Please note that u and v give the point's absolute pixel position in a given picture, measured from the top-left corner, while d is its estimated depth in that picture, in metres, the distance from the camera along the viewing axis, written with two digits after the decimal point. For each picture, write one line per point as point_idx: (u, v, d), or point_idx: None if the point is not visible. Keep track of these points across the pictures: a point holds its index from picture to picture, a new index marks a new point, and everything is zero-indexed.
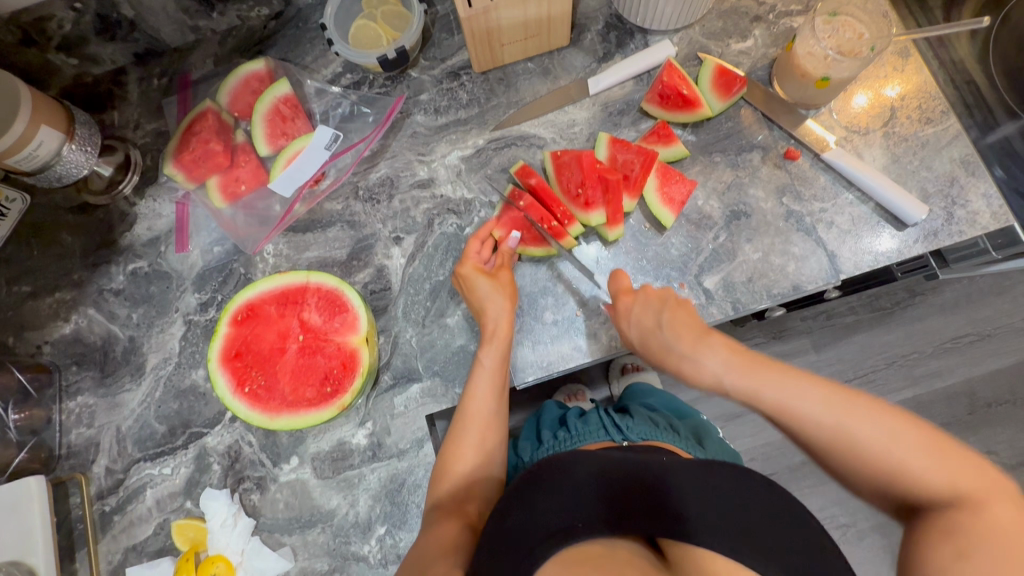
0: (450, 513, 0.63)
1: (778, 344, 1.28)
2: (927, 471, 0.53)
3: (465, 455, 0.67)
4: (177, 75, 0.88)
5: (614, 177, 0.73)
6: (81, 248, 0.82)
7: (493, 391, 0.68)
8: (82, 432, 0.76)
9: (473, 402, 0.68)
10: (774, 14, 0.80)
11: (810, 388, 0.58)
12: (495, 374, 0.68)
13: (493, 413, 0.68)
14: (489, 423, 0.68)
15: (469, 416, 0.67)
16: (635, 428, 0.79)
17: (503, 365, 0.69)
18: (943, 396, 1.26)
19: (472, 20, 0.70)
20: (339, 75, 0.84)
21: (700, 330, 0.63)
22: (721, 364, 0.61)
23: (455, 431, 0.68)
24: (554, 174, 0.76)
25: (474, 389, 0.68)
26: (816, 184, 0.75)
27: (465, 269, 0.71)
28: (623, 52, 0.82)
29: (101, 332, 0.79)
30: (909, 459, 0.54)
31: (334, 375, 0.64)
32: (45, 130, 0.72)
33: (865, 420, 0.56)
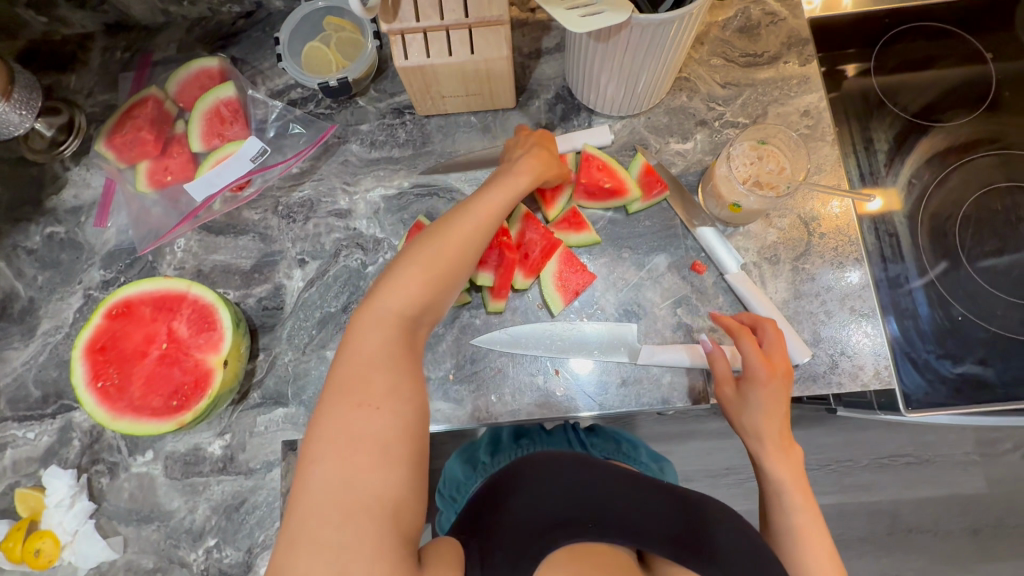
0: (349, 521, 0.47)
1: (712, 425, 1.25)
2: (807, 562, 0.60)
3: (346, 399, 0.52)
4: (141, 51, 0.90)
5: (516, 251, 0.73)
6: (7, 201, 0.85)
7: (364, 394, 0.52)
8: None
9: (359, 350, 0.54)
10: (721, 121, 0.80)
11: (797, 466, 0.64)
12: (397, 320, 0.56)
13: (385, 378, 0.53)
14: (362, 445, 0.50)
15: (354, 352, 0.54)
16: (596, 445, 0.85)
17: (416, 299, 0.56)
18: (863, 512, 1.24)
19: (409, 72, 0.71)
20: (290, 87, 0.86)
21: (772, 375, 0.64)
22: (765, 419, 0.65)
23: (316, 425, 0.51)
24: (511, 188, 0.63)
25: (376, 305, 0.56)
26: (715, 301, 0.75)
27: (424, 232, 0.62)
28: (565, 126, 0.82)
29: (5, 286, 0.82)
30: (803, 548, 0.61)
31: (183, 391, 0.65)
32: None
33: (801, 504, 0.62)
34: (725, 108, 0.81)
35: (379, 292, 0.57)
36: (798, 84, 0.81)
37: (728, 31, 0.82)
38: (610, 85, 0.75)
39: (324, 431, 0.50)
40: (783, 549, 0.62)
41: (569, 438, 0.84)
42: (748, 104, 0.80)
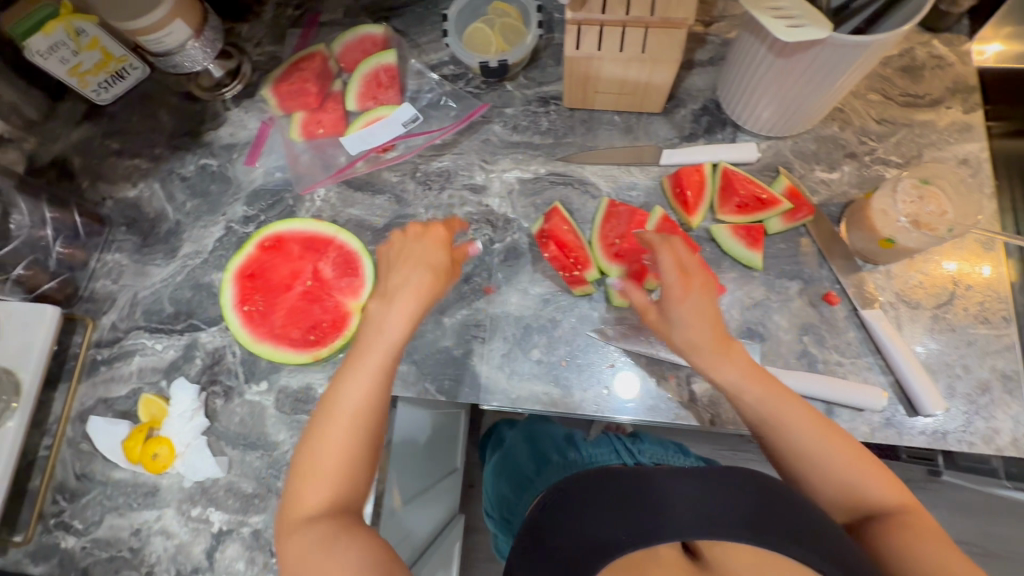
0: (336, 512, 0.55)
1: None
2: (861, 486, 0.57)
3: (344, 414, 0.58)
4: (309, 11, 0.95)
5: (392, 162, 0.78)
6: (171, 130, 0.92)
7: (361, 415, 0.58)
8: (106, 284, 0.84)
9: (356, 372, 0.59)
10: (871, 157, 0.79)
11: (836, 440, 0.58)
12: (387, 352, 0.59)
13: (374, 394, 0.58)
14: (352, 445, 0.57)
15: (354, 374, 0.59)
16: (643, 451, 0.86)
17: (407, 326, 0.60)
18: None
19: (575, 62, 0.73)
20: (444, 63, 0.89)
21: (725, 339, 0.61)
22: (760, 406, 0.59)
23: (311, 446, 0.58)
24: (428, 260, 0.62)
25: (384, 324, 0.60)
26: (844, 336, 0.73)
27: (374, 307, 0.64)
28: (709, 138, 0.82)
29: (157, 207, 0.88)
30: (843, 470, 0.57)
31: (321, 328, 0.67)
32: (179, 25, 0.77)
33: (831, 443, 0.58)
34: (878, 144, 0.79)
35: (376, 317, 0.61)
36: (959, 131, 0.78)
37: (891, 68, 0.81)
38: (770, 105, 0.75)
39: (330, 437, 0.57)
40: (833, 483, 0.57)
41: (616, 450, 0.84)
42: (902, 143, 0.79)
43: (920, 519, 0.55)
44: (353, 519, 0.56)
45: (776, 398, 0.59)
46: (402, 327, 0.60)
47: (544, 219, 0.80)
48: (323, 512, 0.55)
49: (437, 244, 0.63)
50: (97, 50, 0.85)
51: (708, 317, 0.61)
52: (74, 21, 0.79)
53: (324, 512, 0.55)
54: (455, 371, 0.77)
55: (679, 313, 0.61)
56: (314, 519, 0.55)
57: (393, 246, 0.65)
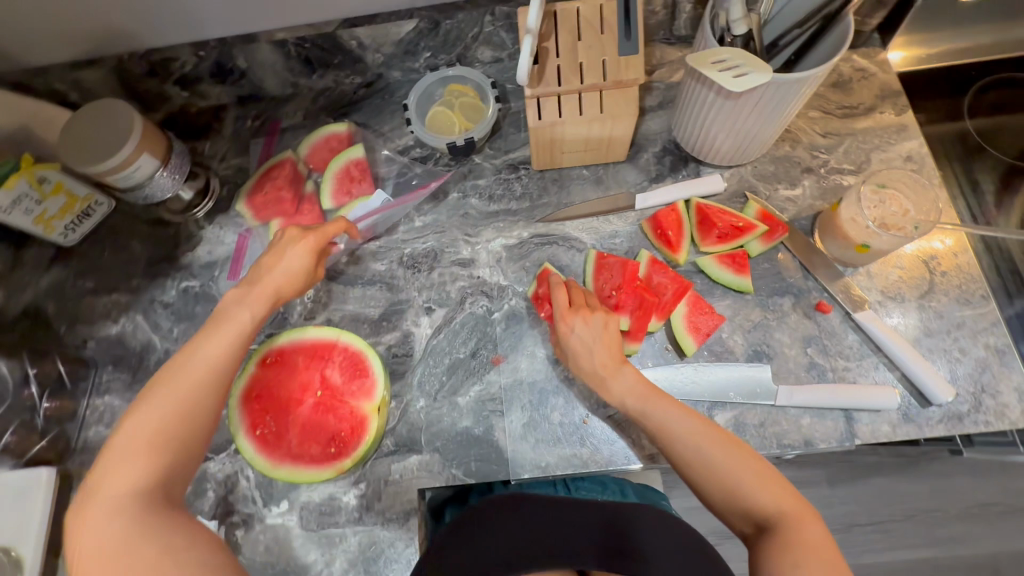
0: (155, 494, 0.53)
1: (799, 471, 1.21)
2: (752, 497, 0.59)
3: (152, 427, 0.55)
4: (269, 120, 0.98)
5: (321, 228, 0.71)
6: (146, 258, 0.90)
7: (178, 415, 0.56)
8: (100, 430, 0.81)
9: (183, 376, 0.58)
10: (826, 168, 0.84)
11: (751, 463, 0.61)
12: (210, 370, 0.59)
13: (199, 401, 0.57)
14: (180, 456, 0.56)
15: (177, 365, 0.59)
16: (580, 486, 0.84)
17: (229, 352, 0.61)
18: (964, 565, 1.17)
19: (540, 130, 0.76)
20: (410, 147, 0.92)
21: (617, 357, 0.69)
22: (663, 420, 0.64)
23: (121, 444, 0.54)
24: (275, 295, 0.66)
25: (193, 353, 0.60)
26: (844, 340, 0.76)
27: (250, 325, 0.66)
28: (675, 176, 0.86)
29: (142, 339, 0.85)
30: (733, 475, 0.60)
31: (341, 437, 0.67)
32: (146, 158, 0.78)
33: (721, 452, 0.61)
34: (829, 155, 0.85)
35: (195, 344, 0.61)
36: (897, 132, 0.85)
37: (823, 86, 0.88)
38: (726, 139, 0.79)
39: (128, 435, 0.55)
40: (726, 490, 0.60)
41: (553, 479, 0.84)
42: (850, 151, 0.85)
43: (809, 533, 0.56)
44: (168, 500, 0.54)
45: (693, 428, 0.63)
46: (221, 348, 0.61)
47: (536, 282, 0.81)
48: (147, 493, 0.53)
49: (293, 276, 0.68)
50: (61, 194, 0.84)
51: (594, 341, 0.69)
52: (36, 172, 0.79)
53: (138, 493, 0.53)
54: (479, 450, 0.75)
55: (581, 338, 0.70)
56: (131, 504, 0.52)
57: (248, 282, 0.67)
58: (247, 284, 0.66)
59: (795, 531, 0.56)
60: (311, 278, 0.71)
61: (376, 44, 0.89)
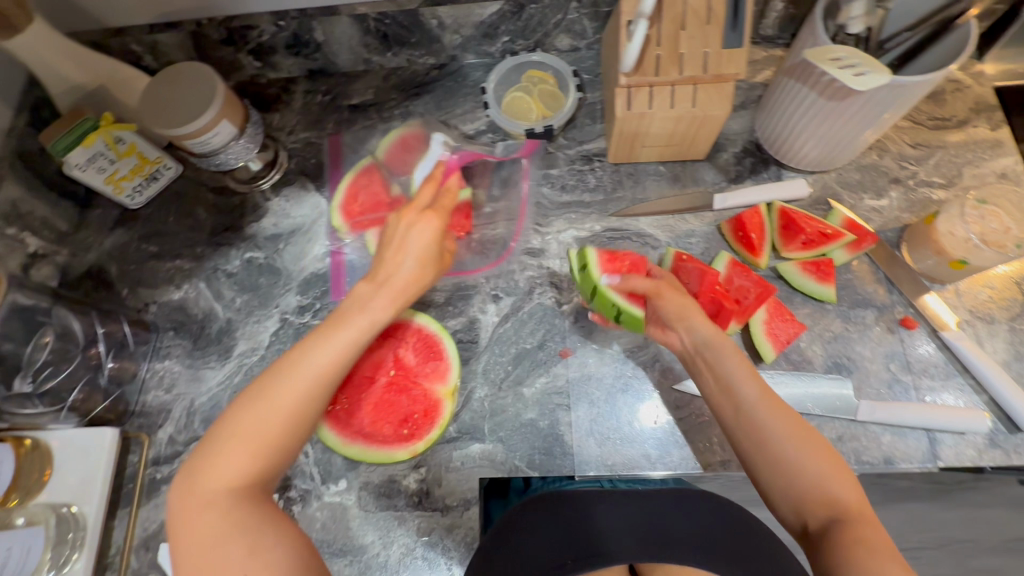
0: (254, 491, 0.53)
1: None
2: (818, 482, 0.57)
3: (258, 429, 0.54)
4: (339, 95, 0.97)
5: (418, 195, 0.65)
6: (211, 227, 0.90)
7: (286, 418, 0.54)
8: (158, 395, 0.80)
9: (294, 379, 0.55)
10: (915, 180, 0.81)
11: (827, 454, 0.59)
12: (320, 380, 0.56)
13: (309, 407, 0.55)
14: (277, 459, 0.54)
15: (299, 353, 0.57)
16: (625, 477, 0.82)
17: (338, 364, 0.57)
18: None
19: (627, 120, 0.74)
20: (481, 132, 0.91)
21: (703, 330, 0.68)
22: (753, 399, 0.62)
23: (224, 437, 0.53)
24: (398, 297, 0.61)
25: (304, 357, 0.57)
26: (928, 359, 0.73)
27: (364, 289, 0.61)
28: (755, 178, 0.84)
29: (205, 307, 0.85)
30: (799, 460, 0.58)
31: (414, 419, 0.71)
32: (225, 125, 0.77)
33: (796, 435, 0.59)
34: (918, 167, 0.82)
35: (308, 348, 0.57)
36: (990, 147, 0.82)
37: None
38: (815, 145, 0.77)
39: (241, 428, 0.54)
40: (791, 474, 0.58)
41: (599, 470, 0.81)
42: (941, 164, 0.82)
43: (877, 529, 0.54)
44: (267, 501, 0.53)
45: (772, 408, 0.61)
46: (338, 356, 0.57)
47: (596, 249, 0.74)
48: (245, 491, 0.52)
49: (414, 282, 0.63)
50: (134, 155, 0.84)
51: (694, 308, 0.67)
52: (114, 131, 0.79)
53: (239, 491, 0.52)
54: (544, 443, 0.74)
55: (665, 315, 0.68)
56: (231, 500, 0.51)
57: (375, 278, 0.62)
58: (373, 283, 0.61)
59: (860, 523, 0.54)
60: (439, 259, 0.65)
61: (457, 24, 0.87)
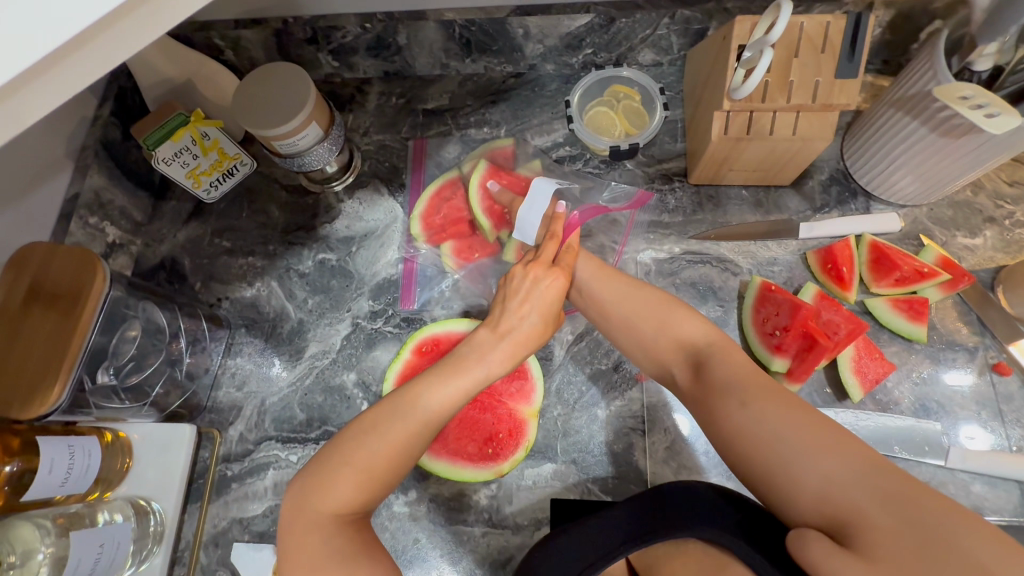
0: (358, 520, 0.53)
1: None
2: (829, 482, 0.44)
3: (369, 462, 0.54)
4: (413, 99, 0.96)
5: (544, 250, 0.64)
6: (284, 225, 0.90)
7: (393, 451, 0.55)
8: (230, 392, 0.81)
9: (408, 416, 0.56)
10: (1010, 220, 0.79)
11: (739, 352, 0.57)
12: (434, 418, 0.56)
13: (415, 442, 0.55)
14: (379, 492, 0.55)
15: (416, 388, 0.57)
16: None
17: (454, 404, 0.57)
18: None
19: (723, 143, 0.73)
20: (558, 145, 0.90)
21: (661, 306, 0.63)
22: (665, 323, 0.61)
23: (336, 463, 0.54)
24: (519, 351, 0.60)
25: (420, 395, 0.57)
26: (1022, 408, 0.71)
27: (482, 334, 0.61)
28: (841, 209, 0.82)
29: (277, 306, 0.85)
30: (789, 445, 0.47)
31: (498, 439, 0.73)
32: (313, 127, 0.77)
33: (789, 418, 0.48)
34: (1014, 207, 0.79)
35: (426, 387, 0.57)
36: None
37: None
38: (913, 179, 0.75)
39: (354, 456, 0.54)
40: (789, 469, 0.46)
41: None
42: None
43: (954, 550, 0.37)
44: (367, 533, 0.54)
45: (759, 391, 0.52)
46: (453, 398, 0.57)
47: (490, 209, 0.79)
48: (349, 521, 0.53)
49: (535, 336, 0.61)
50: (215, 151, 0.85)
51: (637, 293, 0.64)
52: (202, 126, 0.81)
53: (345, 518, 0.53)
54: (617, 467, 0.73)
55: (583, 280, 0.66)
56: (337, 527, 0.52)
57: (497, 327, 0.61)
58: (492, 331, 0.60)
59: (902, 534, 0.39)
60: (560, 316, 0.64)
61: (542, 34, 0.86)
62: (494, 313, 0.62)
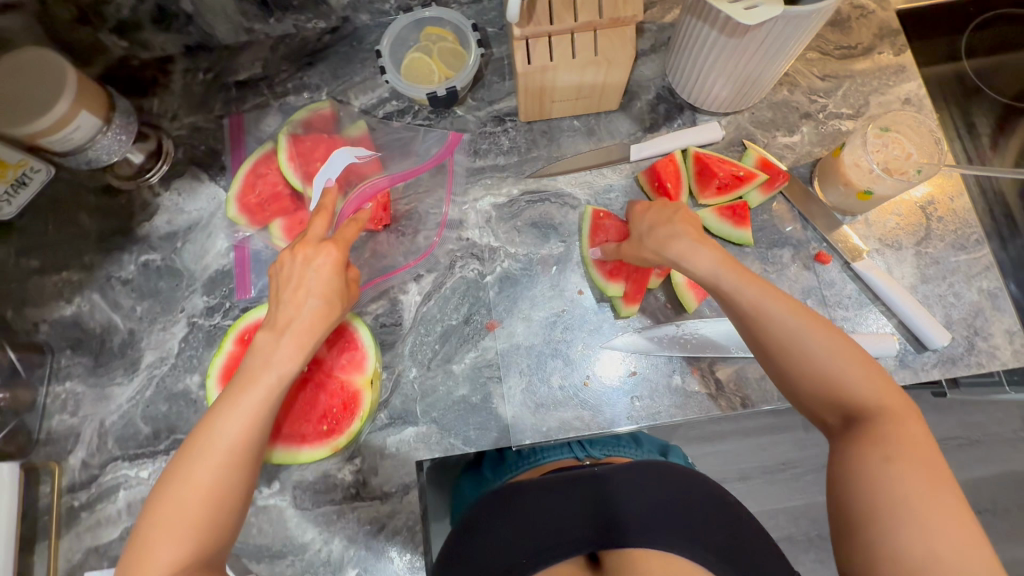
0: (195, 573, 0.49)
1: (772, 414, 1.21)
2: (856, 393, 0.53)
3: (180, 511, 0.50)
4: (224, 72, 0.87)
5: (309, 228, 0.63)
6: (97, 231, 0.82)
7: (205, 497, 0.51)
8: (64, 419, 0.75)
9: (209, 454, 0.52)
10: (824, 113, 0.81)
11: (842, 346, 0.54)
12: (235, 447, 0.52)
13: (227, 482, 0.52)
14: (212, 538, 0.51)
15: (207, 426, 0.53)
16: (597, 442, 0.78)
17: (252, 426, 0.54)
18: None
19: (529, 76, 0.70)
20: (385, 100, 0.85)
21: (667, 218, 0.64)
22: (759, 302, 0.56)
23: (148, 526, 0.50)
24: (305, 341, 0.58)
25: (216, 424, 0.53)
26: (843, 291, 0.75)
27: (261, 337, 0.58)
28: (670, 126, 0.82)
29: (102, 319, 0.78)
30: (797, 335, 0.54)
31: (333, 414, 0.69)
32: (86, 115, 0.69)
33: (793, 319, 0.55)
34: (827, 100, 0.81)
35: (218, 416, 0.53)
36: (895, 73, 0.82)
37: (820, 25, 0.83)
38: (724, 84, 0.75)
39: (164, 514, 0.50)
40: (793, 361, 0.55)
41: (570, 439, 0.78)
42: (849, 95, 0.82)
43: (887, 423, 0.51)
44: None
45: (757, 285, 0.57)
46: (247, 419, 0.54)
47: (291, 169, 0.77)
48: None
49: (320, 320, 0.59)
50: None
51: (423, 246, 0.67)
52: None
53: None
54: (478, 418, 0.73)
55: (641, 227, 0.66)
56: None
57: (275, 325, 0.59)
58: (273, 330, 0.58)
59: (884, 431, 0.51)
60: (345, 295, 0.63)
61: None
62: (268, 314, 0.59)
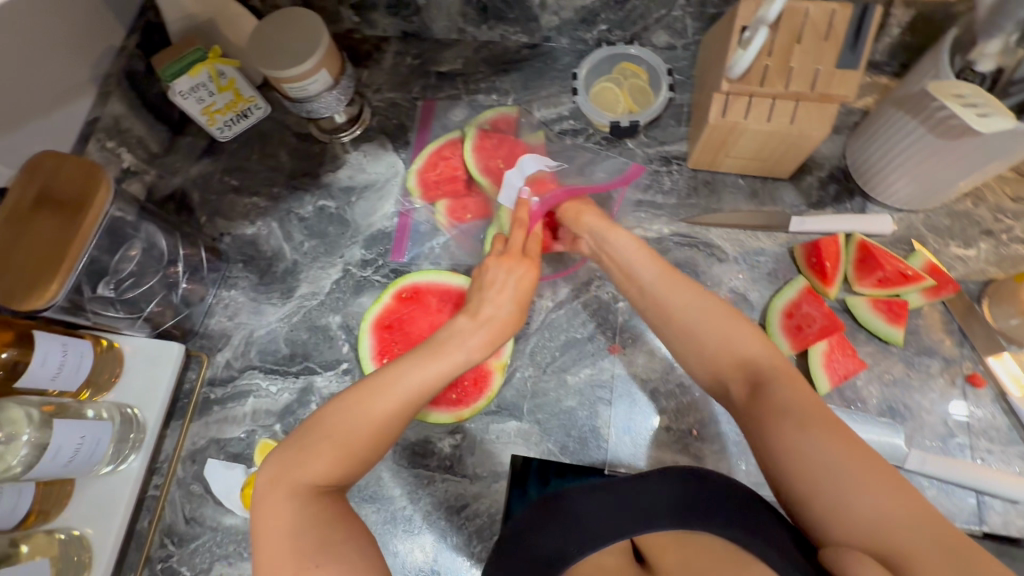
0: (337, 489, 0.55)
1: None
2: (759, 359, 0.60)
3: (348, 433, 0.56)
4: (428, 60, 0.97)
5: (514, 241, 0.70)
6: (290, 170, 0.93)
7: (371, 428, 0.56)
8: (221, 321, 0.85)
9: (389, 393, 0.58)
10: (1009, 235, 0.78)
11: (713, 315, 0.63)
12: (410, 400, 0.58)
13: (391, 424, 0.57)
14: (360, 461, 0.56)
15: (394, 372, 0.59)
16: None
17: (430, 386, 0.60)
18: None
19: (718, 128, 0.73)
20: (564, 118, 0.91)
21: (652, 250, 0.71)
22: (659, 278, 0.67)
23: (316, 434, 0.56)
24: (495, 337, 0.64)
25: (400, 376, 0.59)
26: (990, 421, 0.71)
27: (461, 320, 0.65)
28: (837, 207, 0.82)
29: (274, 245, 0.88)
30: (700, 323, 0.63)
31: (463, 386, 0.75)
32: (324, 74, 0.80)
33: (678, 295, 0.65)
34: (1015, 222, 0.78)
35: (406, 364, 0.60)
36: None
37: None
38: (910, 182, 0.74)
39: (335, 425, 0.56)
40: (693, 341, 0.63)
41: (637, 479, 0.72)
42: None
43: (786, 394, 0.56)
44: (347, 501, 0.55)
45: (670, 280, 0.67)
46: (431, 379, 0.59)
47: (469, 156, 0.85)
48: (328, 489, 0.54)
49: (512, 323, 0.66)
50: (231, 91, 0.87)
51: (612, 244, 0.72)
52: (219, 65, 0.83)
53: (322, 488, 0.54)
54: (580, 432, 0.75)
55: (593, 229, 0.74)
56: (313, 496, 0.53)
57: (475, 315, 0.65)
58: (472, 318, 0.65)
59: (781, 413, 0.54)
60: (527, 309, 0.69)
61: (559, 5, 0.86)
62: (472, 303, 0.66)
